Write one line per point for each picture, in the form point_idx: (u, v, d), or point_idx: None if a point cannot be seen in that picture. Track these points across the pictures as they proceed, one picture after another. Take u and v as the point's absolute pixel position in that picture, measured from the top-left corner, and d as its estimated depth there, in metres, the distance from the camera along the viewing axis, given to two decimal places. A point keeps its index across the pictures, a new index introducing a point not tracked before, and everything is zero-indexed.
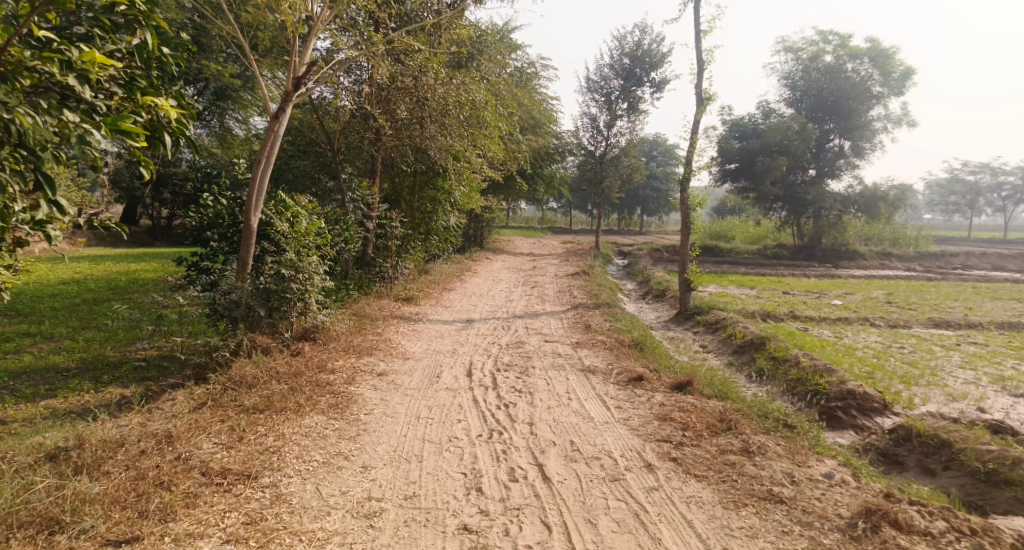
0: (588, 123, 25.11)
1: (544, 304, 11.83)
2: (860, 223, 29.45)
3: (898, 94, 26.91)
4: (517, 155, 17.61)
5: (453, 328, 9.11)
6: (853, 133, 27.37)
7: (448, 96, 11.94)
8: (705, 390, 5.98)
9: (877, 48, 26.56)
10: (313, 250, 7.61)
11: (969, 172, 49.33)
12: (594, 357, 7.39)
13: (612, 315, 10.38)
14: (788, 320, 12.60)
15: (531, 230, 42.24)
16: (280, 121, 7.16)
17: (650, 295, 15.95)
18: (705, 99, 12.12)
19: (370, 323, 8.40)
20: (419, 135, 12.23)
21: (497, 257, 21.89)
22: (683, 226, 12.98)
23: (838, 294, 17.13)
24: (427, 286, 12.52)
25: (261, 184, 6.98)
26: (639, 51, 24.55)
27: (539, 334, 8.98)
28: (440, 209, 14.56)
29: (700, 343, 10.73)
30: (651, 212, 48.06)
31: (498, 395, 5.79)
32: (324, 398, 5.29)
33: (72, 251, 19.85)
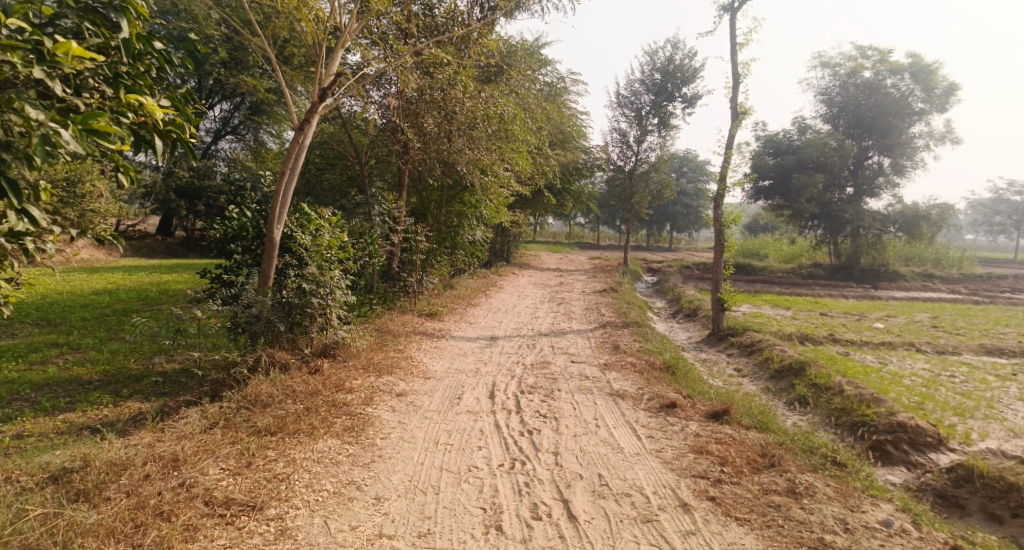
0: (618, 139, 24.85)
1: (571, 322, 11.50)
2: (901, 243, 28.36)
3: (941, 110, 25.96)
4: (545, 170, 17.42)
5: (477, 346, 8.85)
6: (893, 150, 26.48)
7: (476, 109, 11.83)
8: (743, 419, 5.57)
9: (919, 63, 25.75)
10: (335, 263, 7.47)
11: (1017, 191, 47.27)
12: (623, 381, 7.03)
13: (641, 335, 10.00)
14: (827, 343, 12.00)
15: (558, 245, 42.00)
16: (305, 133, 7.09)
17: (681, 314, 15.47)
18: (741, 113, 11.76)
19: (392, 340, 8.21)
20: (446, 149, 12.11)
21: (524, 272, 21.65)
22: (716, 244, 12.53)
23: (880, 317, 16.34)
24: (452, 302, 12.31)
25: (285, 196, 6.91)
26: (671, 66, 24.24)
27: (565, 354, 8.64)
28: (467, 223, 14.40)
29: (734, 366, 10.24)
30: (681, 228, 47.33)
31: (522, 421, 5.50)
32: (340, 420, 5.09)
33: (108, 262, 20.33)
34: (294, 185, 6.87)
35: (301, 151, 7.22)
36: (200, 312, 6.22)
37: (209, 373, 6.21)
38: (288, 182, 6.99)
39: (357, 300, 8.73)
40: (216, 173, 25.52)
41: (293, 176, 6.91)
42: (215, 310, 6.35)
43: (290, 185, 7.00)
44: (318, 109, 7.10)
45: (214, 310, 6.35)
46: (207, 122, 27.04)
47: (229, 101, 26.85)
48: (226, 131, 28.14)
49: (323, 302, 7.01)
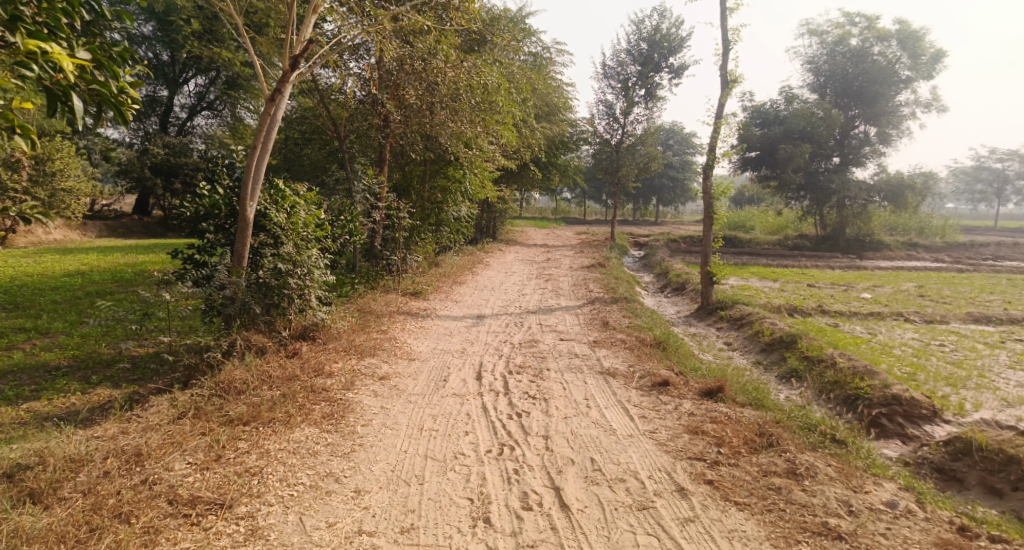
0: (604, 111, 24.42)
1: (559, 298, 11.30)
2: (886, 213, 28.43)
3: (928, 78, 25.78)
4: (531, 143, 17.02)
5: (463, 325, 8.61)
6: (880, 119, 26.35)
7: (458, 80, 11.40)
8: (738, 397, 5.41)
9: (907, 29, 25.45)
10: (312, 242, 7.13)
11: (998, 160, 47.51)
12: (613, 358, 6.84)
13: (631, 311, 9.83)
14: (816, 315, 11.93)
15: (545, 221, 41.69)
16: (276, 104, 6.67)
17: (669, 288, 15.35)
18: (731, 81, 11.46)
19: (375, 320, 7.93)
20: (428, 121, 11.69)
21: (511, 248, 21.39)
22: (705, 216, 12.32)
23: (867, 287, 16.35)
24: (437, 279, 12.04)
25: (258, 172, 6.55)
26: (657, 36, 23.73)
27: (554, 331, 8.44)
28: (451, 199, 14.06)
29: (724, 340, 10.12)
30: (668, 201, 47.19)
31: (510, 403, 5.29)
32: (319, 407, 4.84)
33: (82, 243, 19.70)
34: (266, 159, 6.50)
35: (274, 123, 6.84)
36: (168, 295, 5.87)
37: (180, 359, 5.89)
38: (261, 156, 6.63)
39: (338, 281, 8.43)
40: (192, 150, 24.74)
41: (265, 150, 6.54)
42: (184, 293, 6.00)
43: (263, 160, 6.64)
44: (290, 78, 6.68)
45: (184, 293, 6.01)
46: (181, 97, 26.13)
47: (204, 75, 25.91)
48: (202, 107, 27.22)
49: (301, 283, 6.70)
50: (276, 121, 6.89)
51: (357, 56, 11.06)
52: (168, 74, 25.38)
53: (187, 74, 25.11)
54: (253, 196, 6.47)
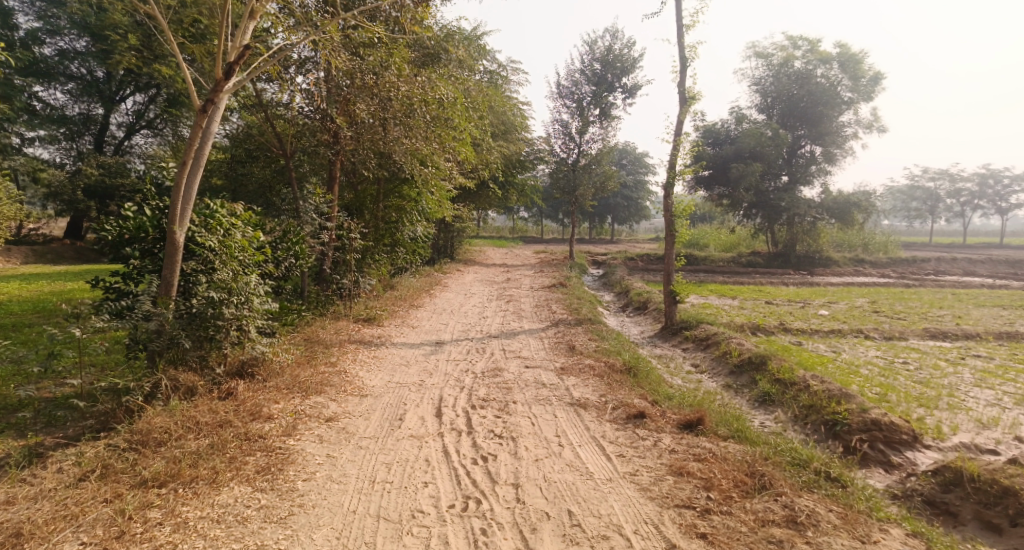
0: (560, 130, 24.39)
1: (521, 321, 10.84)
2: (833, 230, 29.39)
3: (867, 100, 26.94)
4: (489, 161, 16.68)
5: (420, 354, 8.02)
6: (824, 138, 27.33)
7: (412, 94, 10.94)
8: (719, 429, 5.05)
9: (847, 53, 26.59)
10: (251, 268, 6.45)
11: (929, 179, 50.23)
12: (583, 387, 6.41)
13: (597, 334, 9.47)
14: (779, 334, 11.89)
15: (502, 240, 41.35)
16: (208, 116, 6.03)
17: (630, 308, 15.13)
18: (689, 99, 11.42)
19: (323, 351, 7.27)
20: (381, 138, 11.16)
21: (469, 269, 20.88)
22: (667, 235, 12.16)
23: (822, 304, 16.59)
24: (392, 303, 11.41)
25: (189, 192, 5.90)
26: (611, 56, 23.99)
27: (518, 358, 7.96)
28: (407, 219, 13.50)
29: (691, 361, 9.86)
30: (623, 220, 47.75)
31: (474, 444, 4.77)
32: (253, 458, 4.19)
33: (2, 270, 18.06)
34: (199, 178, 5.88)
35: (208, 137, 6.21)
36: (78, 331, 5.10)
37: (93, 405, 5.10)
38: (192, 174, 5.98)
39: (281, 308, 7.72)
40: (130, 169, 23.27)
41: (197, 167, 5.90)
42: (98, 328, 5.24)
43: (194, 178, 6.00)
44: (223, 87, 6.06)
45: (98, 328, 5.24)
46: (118, 116, 24.57)
47: (142, 92, 24.52)
48: (141, 125, 25.75)
49: (240, 313, 6.03)
50: (210, 135, 6.28)
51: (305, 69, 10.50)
52: (103, 91, 23.90)
53: (123, 91, 23.76)
54: (183, 219, 5.81)
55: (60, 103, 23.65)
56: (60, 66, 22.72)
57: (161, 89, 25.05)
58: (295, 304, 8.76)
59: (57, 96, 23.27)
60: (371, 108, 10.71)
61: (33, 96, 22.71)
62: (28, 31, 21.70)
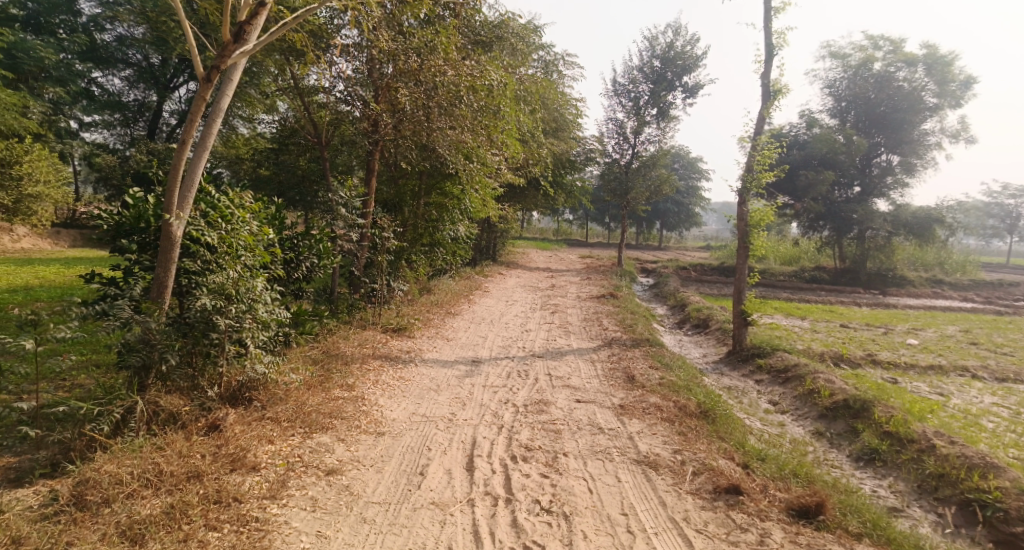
0: (614, 129, 22.99)
1: (569, 338, 9.60)
2: (910, 246, 26.92)
3: (956, 106, 24.35)
4: (538, 159, 15.47)
5: (453, 376, 6.88)
6: (903, 147, 24.97)
7: (459, 80, 9.87)
8: (848, 523, 3.75)
9: (934, 54, 24.10)
10: (259, 270, 5.43)
11: (1010, 196, 46.01)
12: (652, 438, 5.12)
13: (658, 359, 8.17)
14: (867, 368, 10.26)
15: (546, 242, 40.14)
16: (214, 86, 5.00)
17: (688, 325, 13.68)
18: (773, 93, 9.95)
19: (341, 370, 6.23)
20: (423, 127, 10.13)
21: (512, 273, 19.75)
22: (739, 248, 10.70)
23: (907, 330, 14.68)
24: (427, 310, 10.35)
25: (191, 178, 4.93)
26: (671, 53, 22.47)
27: (567, 388, 6.73)
28: (448, 217, 12.46)
29: (768, 398, 8.42)
30: (672, 227, 45.91)
31: (514, 523, 3.60)
32: (219, 535, 3.18)
33: (47, 253, 18.00)
34: (204, 162, 4.91)
35: (217, 113, 5.24)
36: (38, 341, 4.15)
37: (52, 433, 4.17)
38: (195, 156, 5.03)
39: (295, 316, 6.68)
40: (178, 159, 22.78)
41: (201, 150, 4.93)
42: (64, 340, 4.26)
43: (198, 161, 5.05)
44: (231, 51, 5.02)
45: (63, 340, 4.26)
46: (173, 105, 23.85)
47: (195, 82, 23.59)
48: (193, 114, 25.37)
49: (243, 325, 5.01)
50: (220, 109, 5.29)
51: (347, 53, 9.70)
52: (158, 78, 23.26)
53: (178, 80, 23.07)
54: (183, 209, 4.86)
55: (118, 89, 23.40)
56: (119, 53, 22.45)
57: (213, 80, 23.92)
58: (316, 311, 7.77)
59: (115, 82, 23.02)
60: (413, 95, 9.71)
61: (91, 81, 22.69)
62: (90, 18, 21.89)
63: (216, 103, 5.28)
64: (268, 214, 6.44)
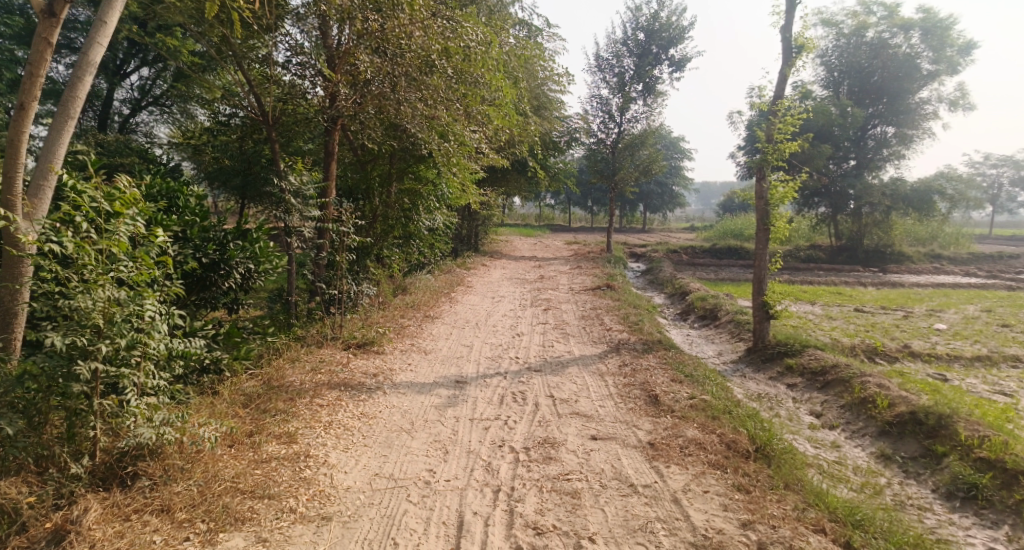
0: (598, 107, 21.48)
1: (569, 343, 8.17)
2: (908, 221, 25.97)
3: (955, 73, 23.13)
4: (522, 138, 13.92)
5: (431, 408, 5.38)
6: (900, 118, 23.85)
7: (430, 42, 8.29)
8: None
9: (932, 18, 22.84)
10: (153, 287, 3.71)
11: (992, 166, 45.05)
12: (707, 503, 3.75)
13: (680, 369, 6.81)
14: (906, 363, 9.02)
15: (528, 228, 38.66)
16: (59, 21, 3.42)
17: (693, 317, 12.41)
18: (796, 48, 8.71)
19: (281, 410, 4.70)
20: (389, 100, 8.56)
21: (496, 263, 18.30)
22: (758, 230, 9.33)
23: (926, 312, 13.53)
24: (401, 315, 8.86)
25: (45, 164, 3.47)
26: (656, 24, 20.98)
27: (578, 418, 5.32)
28: (423, 206, 10.81)
29: (809, 408, 7.11)
30: (657, 209, 44.67)
31: None
32: None
33: None
34: (61, 140, 3.48)
35: (85, 67, 3.64)
36: None
37: None
38: (52, 135, 3.51)
39: (207, 339, 5.13)
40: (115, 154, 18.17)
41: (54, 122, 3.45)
42: None
43: (57, 141, 3.52)
44: None
45: None
46: (127, 94, 18.89)
47: (152, 67, 18.77)
48: (147, 102, 19.47)
49: (123, 372, 3.40)
50: (89, 62, 3.66)
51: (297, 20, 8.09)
52: (109, 66, 17.91)
53: (132, 67, 18.41)
54: (32, 212, 3.43)
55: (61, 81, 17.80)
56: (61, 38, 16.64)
57: (166, 62, 18.45)
58: (252, 330, 6.17)
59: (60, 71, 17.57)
60: (376, 63, 8.10)
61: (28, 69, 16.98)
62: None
63: (84, 54, 3.65)
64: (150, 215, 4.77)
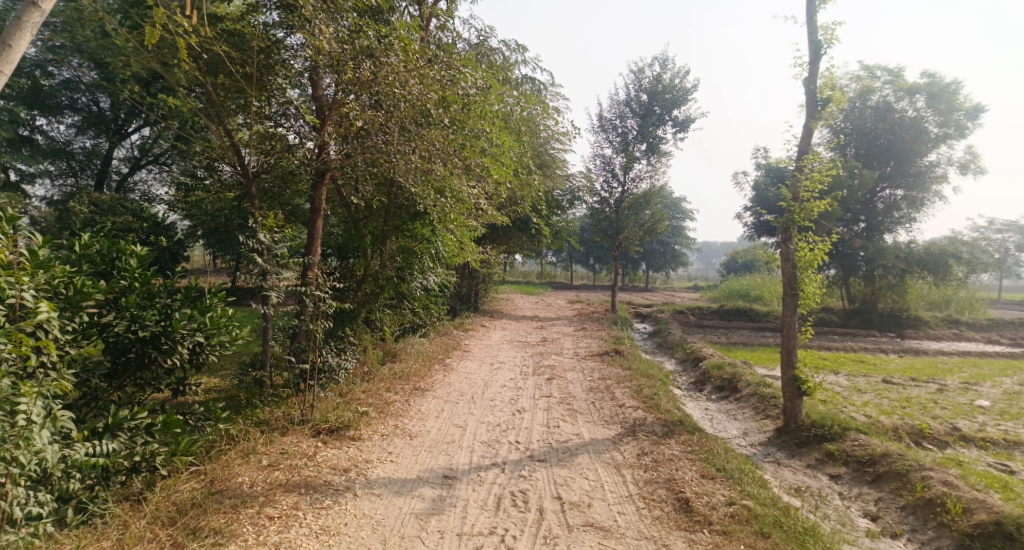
0: (601, 166, 21.13)
1: (576, 423, 7.12)
2: (922, 285, 25.12)
3: (963, 136, 22.83)
4: (524, 195, 13.26)
5: (411, 517, 4.36)
6: (909, 180, 23.47)
7: (427, 92, 7.70)
8: None
9: (936, 82, 22.78)
10: (37, 390, 3.42)
11: (996, 231, 43.01)
12: None
13: (710, 461, 5.78)
14: (959, 449, 7.93)
15: (530, 287, 38.05)
16: None
17: (709, 387, 11.34)
18: (822, 100, 8.26)
19: (214, 530, 3.74)
20: (382, 153, 7.92)
21: (496, 324, 17.38)
22: (785, 296, 8.46)
23: (962, 386, 12.40)
24: (386, 388, 7.88)
25: None
26: (658, 86, 20.90)
27: (593, 532, 4.31)
28: (417, 265, 9.99)
29: (861, 507, 6.05)
30: (660, 268, 44.08)
31: None
32: None
33: None
34: None
35: None
36: None
37: None
38: None
39: (135, 433, 4.22)
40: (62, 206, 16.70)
41: None
42: None
43: None
44: None
45: None
46: (127, 153, 18.50)
47: (154, 128, 18.29)
48: (147, 161, 19.00)
49: None
50: None
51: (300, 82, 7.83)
52: (109, 124, 17.47)
53: (135, 126, 18.00)
54: None
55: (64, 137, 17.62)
56: (64, 97, 16.61)
57: (166, 128, 17.63)
58: (197, 417, 5.00)
59: (60, 130, 17.27)
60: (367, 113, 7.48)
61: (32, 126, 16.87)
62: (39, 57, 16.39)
63: None
64: (65, 281, 3.96)
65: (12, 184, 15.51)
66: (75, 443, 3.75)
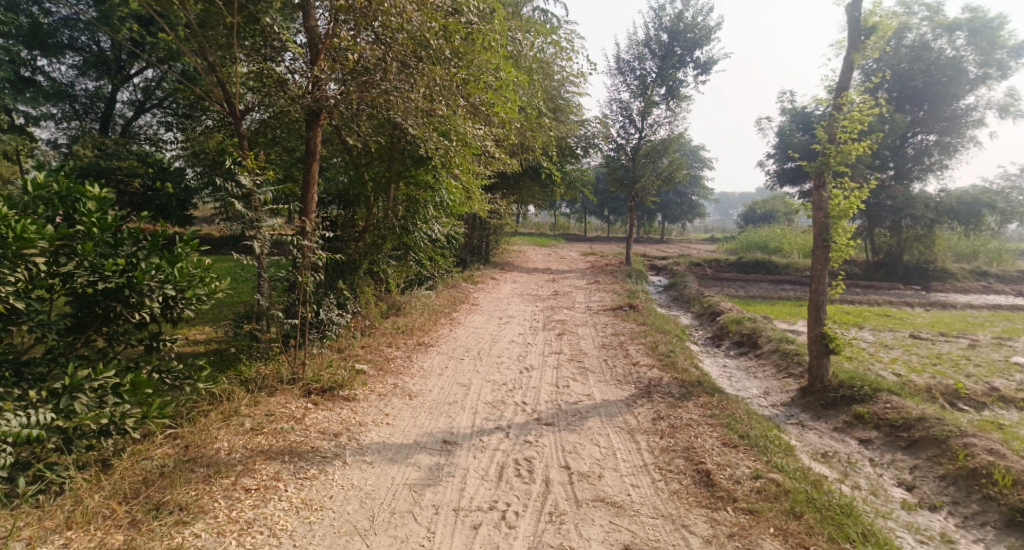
0: (618, 111, 20.05)
1: (587, 383, 6.68)
2: (951, 236, 24.07)
3: (1005, 77, 21.28)
4: (535, 142, 12.48)
5: (404, 489, 3.96)
6: (943, 125, 22.06)
7: (425, 19, 6.95)
8: None
9: (980, 18, 21.06)
10: None
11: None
12: None
13: (733, 427, 5.31)
14: (998, 411, 7.42)
15: (543, 238, 37.39)
16: None
17: (726, 342, 10.86)
18: (866, 29, 7.32)
19: (179, 506, 3.41)
20: (378, 91, 7.23)
21: (506, 276, 16.91)
22: (815, 247, 7.79)
23: (995, 342, 11.79)
24: (387, 344, 7.47)
25: None
26: (680, 24, 19.52)
27: (605, 508, 3.89)
28: (420, 215, 9.42)
29: (895, 475, 5.61)
30: (676, 219, 43.05)
31: None
32: None
33: None
34: None
35: None
36: None
37: None
38: None
39: (98, 398, 3.71)
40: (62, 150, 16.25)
41: None
42: None
43: None
44: None
45: None
46: (132, 97, 17.89)
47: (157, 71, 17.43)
48: (151, 105, 18.27)
49: None
50: None
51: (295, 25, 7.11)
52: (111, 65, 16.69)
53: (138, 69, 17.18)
54: None
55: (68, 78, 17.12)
56: (63, 36, 15.96)
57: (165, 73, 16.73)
58: (175, 376, 4.47)
59: (61, 72, 16.65)
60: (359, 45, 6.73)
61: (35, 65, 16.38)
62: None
63: None
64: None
65: (18, 128, 14.89)
66: (8, 413, 3.26)
